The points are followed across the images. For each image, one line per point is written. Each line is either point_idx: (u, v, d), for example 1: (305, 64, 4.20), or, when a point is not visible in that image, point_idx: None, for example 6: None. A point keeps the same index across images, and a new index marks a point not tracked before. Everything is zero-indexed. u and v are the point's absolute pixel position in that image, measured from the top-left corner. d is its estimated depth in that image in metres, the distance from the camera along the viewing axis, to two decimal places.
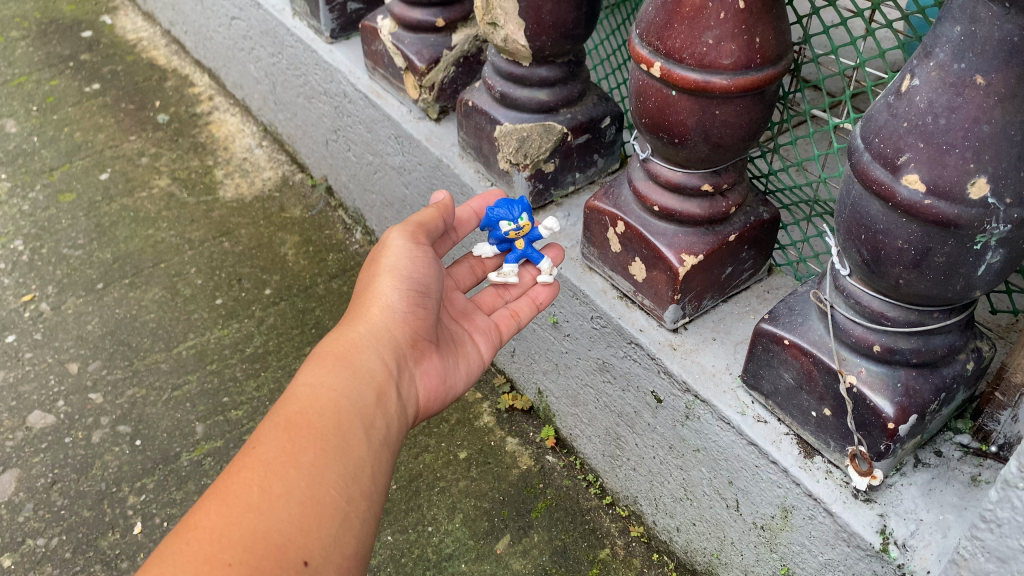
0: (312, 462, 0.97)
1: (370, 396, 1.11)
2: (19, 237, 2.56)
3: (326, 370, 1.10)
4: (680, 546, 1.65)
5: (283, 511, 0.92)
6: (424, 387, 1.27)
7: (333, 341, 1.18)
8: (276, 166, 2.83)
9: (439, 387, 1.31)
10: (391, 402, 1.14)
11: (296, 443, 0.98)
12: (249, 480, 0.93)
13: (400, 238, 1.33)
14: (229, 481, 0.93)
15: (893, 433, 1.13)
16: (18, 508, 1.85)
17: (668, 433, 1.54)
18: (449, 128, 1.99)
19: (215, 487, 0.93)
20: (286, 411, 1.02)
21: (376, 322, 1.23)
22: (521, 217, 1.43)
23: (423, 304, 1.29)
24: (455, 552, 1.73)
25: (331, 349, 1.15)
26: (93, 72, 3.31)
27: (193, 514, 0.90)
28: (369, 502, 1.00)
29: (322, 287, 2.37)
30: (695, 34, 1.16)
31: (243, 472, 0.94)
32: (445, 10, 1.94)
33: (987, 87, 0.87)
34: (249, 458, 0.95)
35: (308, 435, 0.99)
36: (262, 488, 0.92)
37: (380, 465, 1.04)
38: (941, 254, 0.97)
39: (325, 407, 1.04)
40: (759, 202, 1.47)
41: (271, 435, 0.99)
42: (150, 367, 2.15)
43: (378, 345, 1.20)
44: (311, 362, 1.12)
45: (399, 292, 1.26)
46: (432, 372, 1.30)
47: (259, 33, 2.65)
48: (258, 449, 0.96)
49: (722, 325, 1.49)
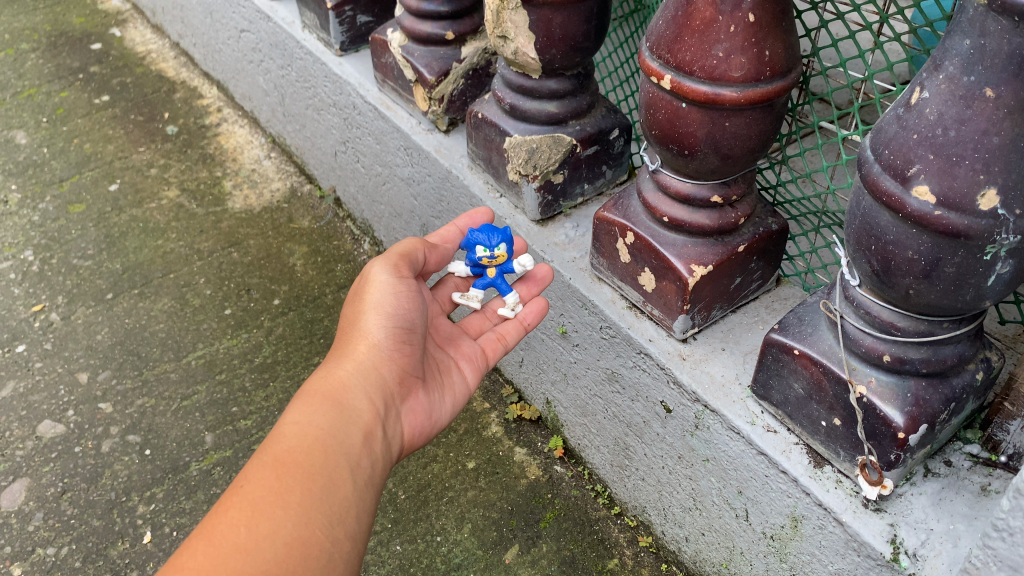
0: (299, 502, 0.99)
1: (358, 435, 1.12)
2: (30, 247, 2.58)
3: (314, 409, 1.12)
4: (689, 555, 1.65)
5: (270, 552, 0.94)
6: (411, 423, 1.28)
7: (322, 378, 1.19)
8: (284, 177, 2.86)
9: (426, 424, 1.32)
10: (378, 443, 1.15)
11: (282, 485, 1.00)
12: (236, 519, 0.95)
13: (384, 272, 1.33)
14: (218, 521, 0.96)
15: (903, 442, 1.14)
16: (28, 518, 1.86)
17: (677, 442, 1.54)
18: (458, 140, 2.01)
19: (203, 527, 0.96)
20: (274, 453, 1.03)
21: (364, 358, 1.23)
22: (500, 246, 1.47)
23: (410, 339, 1.30)
24: (464, 561, 1.73)
25: (319, 387, 1.16)
26: (102, 84, 3.34)
27: (182, 554, 0.93)
28: (354, 542, 1.02)
29: (331, 297, 2.39)
30: (705, 47, 1.18)
31: (232, 511, 0.96)
32: (454, 23, 1.96)
33: (996, 100, 0.88)
34: (238, 497, 0.98)
35: (296, 475, 1.01)
36: (251, 529, 0.95)
37: (365, 504, 1.06)
38: (951, 265, 0.98)
39: (313, 445, 1.06)
40: (768, 213, 1.48)
41: (260, 473, 1.01)
42: (159, 377, 2.16)
43: (367, 383, 1.20)
44: (300, 401, 1.13)
45: (385, 329, 1.26)
46: (419, 409, 1.31)
47: (269, 46, 2.67)
48: (247, 487, 0.99)
49: (731, 335, 1.50)
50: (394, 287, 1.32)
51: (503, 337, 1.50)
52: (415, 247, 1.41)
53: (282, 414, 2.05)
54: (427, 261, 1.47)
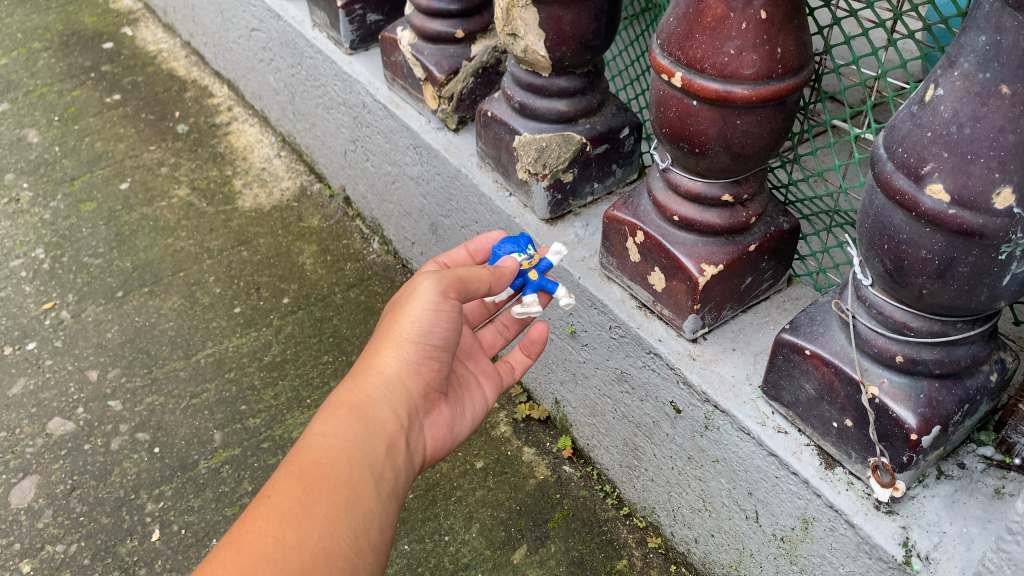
0: (325, 513, 0.99)
1: (382, 449, 1.11)
2: (41, 245, 2.59)
3: (340, 421, 1.10)
4: (698, 557, 1.64)
5: (296, 562, 0.94)
6: (432, 436, 1.27)
7: (348, 389, 1.16)
8: (294, 176, 2.86)
9: (447, 436, 1.31)
10: (402, 455, 1.14)
11: (308, 497, 0.99)
12: (263, 529, 0.95)
13: (431, 288, 1.23)
14: (245, 529, 0.96)
15: (915, 444, 1.13)
16: (37, 514, 1.86)
17: (687, 443, 1.53)
18: (468, 138, 2.00)
19: (231, 535, 0.96)
20: (300, 464, 1.03)
21: (393, 374, 1.20)
22: (529, 248, 1.43)
23: (440, 356, 1.26)
24: (472, 561, 1.73)
25: (345, 399, 1.14)
26: (113, 83, 3.35)
27: (209, 562, 0.93)
28: (377, 554, 1.03)
29: (340, 296, 2.39)
30: (717, 44, 1.17)
31: (258, 521, 0.96)
32: (464, 21, 1.96)
33: (1012, 96, 0.87)
34: (265, 507, 0.98)
35: (321, 487, 1.01)
36: (278, 538, 0.95)
37: (388, 516, 1.06)
38: (965, 264, 0.97)
39: (338, 457, 1.05)
40: (779, 212, 1.47)
41: (285, 483, 1.00)
42: (169, 375, 2.16)
43: (392, 397, 1.18)
44: (326, 411, 1.11)
45: (416, 346, 1.22)
46: (441, 422, 1.30)
47: (279, 45, 2.67)
48: (273, 498, 0.99)
49: (742, 335, 1.49)
50: (438, 306, 1.23)
51: (514, 364, 1.52)
52: (481, 274, 1.29)
53: (291, 413, 2.05)
54: (490, 292, 1.34)
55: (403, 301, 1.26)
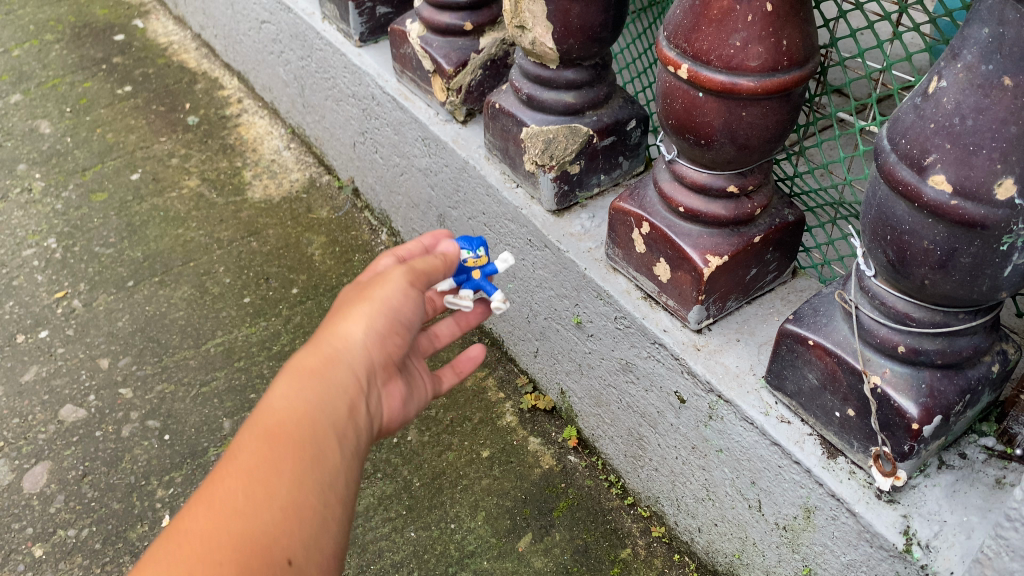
0: (291, 469, 0.92)
1: (344, 412, 1.02)
2: (53, 235, 2.62)
3: (301, 385, 1.01)
4: (702, 546, 1.66)
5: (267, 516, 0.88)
6: (389, 408, 1.17)
7: (309, 352, 1.06)
8: (303, 168, 2.88)
9: (402, 411, 1.22)
10: (363, 419, 1.05)
11: (268, 458, 0.92)
12: (231, 485, 0.89)
13: (399, 276, 1.15)
14: (211, 487, 0.89)
15: (917, 433, 1.14)
16: (50, 499, 1.89)
17: (691, 433, 1.54)
18: (475, 131, 2.02)
19: (199, 494, 0.89)
20: (262, 426, 0.95)
21: (357, 339, 1.09)
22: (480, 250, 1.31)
23: (403, 334, 1.15)
24: (477, 549, 1.75)
25: (306, 362, 1.04)
26: (124, 75, 3.38)
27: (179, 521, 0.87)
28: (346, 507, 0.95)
29: (348, 287, 2.41)
30: (723, 37, 1.18)
31: (225, 480, 0.89)
32: (473, 14, 1.98)
33: (1015, 88, 0.88)
34: (229, 467, 0.91)
35: (286, 444, 0.94)
36: (246, 494, 0.88)
37: (354, 473, 0.99)
38: (967, 255, 0.98)
39: (302, 416, 0.97)
40: (785, 204, 1.48)
41: (249, 443, 0.93)
42: (179, 364, 2.19)
43: (355, 361, 1.08)
44: (287, 373, 1.02)
45: (382, 322, 1.12)
46: (397, 395, 1.20)
47: (289, 37, 2.69)
48: (236, 457, 0.92)
49: (746, 326, 1.50)
50: (407, 289, 1.14)
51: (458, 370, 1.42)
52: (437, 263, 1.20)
53: None
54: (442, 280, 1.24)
55: (366, 283, 1.16)
